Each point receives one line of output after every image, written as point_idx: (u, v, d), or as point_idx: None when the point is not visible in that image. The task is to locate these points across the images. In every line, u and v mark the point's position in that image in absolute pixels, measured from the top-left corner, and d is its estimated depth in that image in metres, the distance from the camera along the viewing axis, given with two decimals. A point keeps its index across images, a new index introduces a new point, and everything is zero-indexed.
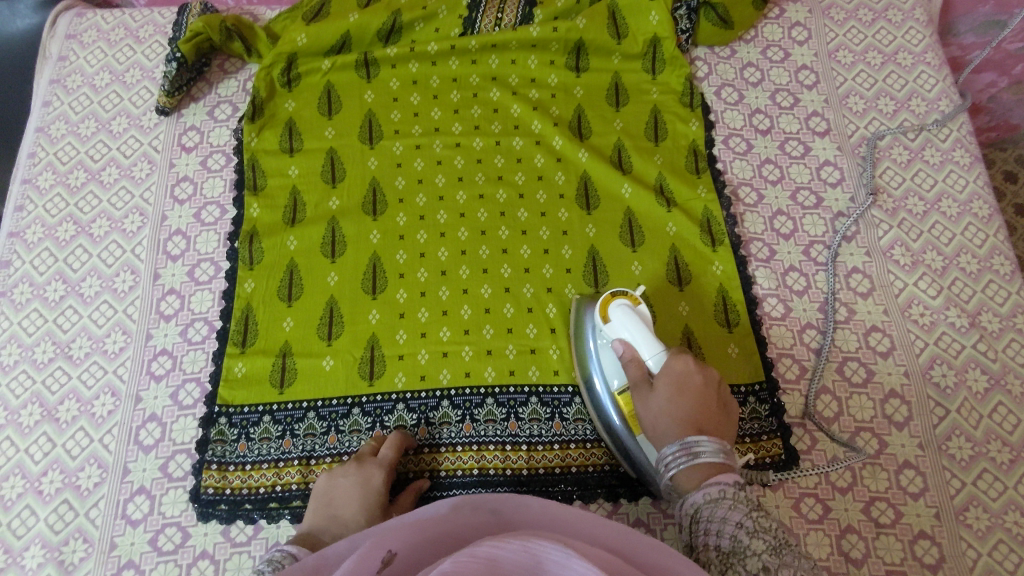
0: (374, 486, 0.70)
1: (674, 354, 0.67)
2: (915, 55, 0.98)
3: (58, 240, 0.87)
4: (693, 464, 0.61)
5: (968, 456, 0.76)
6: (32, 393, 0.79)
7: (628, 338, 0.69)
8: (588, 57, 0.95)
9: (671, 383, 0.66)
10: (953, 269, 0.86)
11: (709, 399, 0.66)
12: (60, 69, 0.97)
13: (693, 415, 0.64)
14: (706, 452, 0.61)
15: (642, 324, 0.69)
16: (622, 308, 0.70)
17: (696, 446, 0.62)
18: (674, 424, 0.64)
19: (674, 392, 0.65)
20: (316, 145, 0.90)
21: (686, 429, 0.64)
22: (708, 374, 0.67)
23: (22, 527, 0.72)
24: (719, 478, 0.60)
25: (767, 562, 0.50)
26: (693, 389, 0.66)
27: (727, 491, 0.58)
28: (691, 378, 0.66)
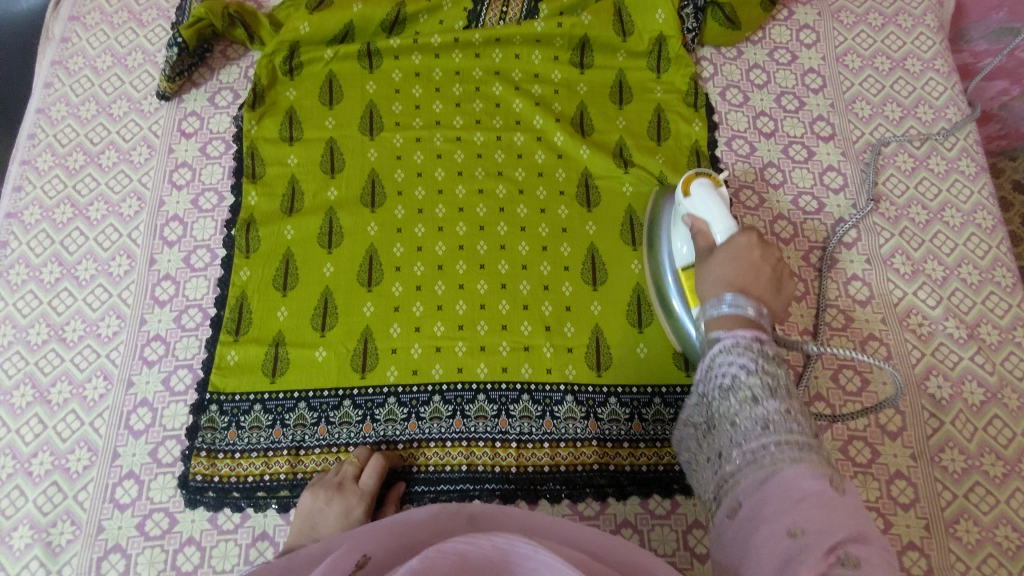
0: (357, 515, 0.70)
1: (741, 231, 0.70)
2: (924, 61, 0.97)
3: (55, 222, 0.87)
4: (735, 315, 0.64)
5: (961, 468, 0.76)
6: (25, 374, 0.79)
7: (703, 214, 0.73)
8: (592, 53, 0.94)
9: (730, 251, 0.69)
10: (954, 279, 0.85)
11: (761, 270, 0.68)
12: (62, 50, 0.96)
13: (741, 278, 0.66)
14: (744, 311, 0.64)
15: (716, 204, 0.73)
16: (703, 186, 0.74)
17: (743, 304, 0.64)
18: (725, 284, 0.67)
19: (730, 259, 0.68)
20: (317, 134, 0.90)
21: (732, 288, 0.66)
22: (771, 256, 0.69)
23: (11, 507, 0.73)
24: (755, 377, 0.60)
25: (758, 395, 0.59)
26: (753, 261, 0.68)
27: (744, 342, 0.62)
28: (751, 251, 0.68)
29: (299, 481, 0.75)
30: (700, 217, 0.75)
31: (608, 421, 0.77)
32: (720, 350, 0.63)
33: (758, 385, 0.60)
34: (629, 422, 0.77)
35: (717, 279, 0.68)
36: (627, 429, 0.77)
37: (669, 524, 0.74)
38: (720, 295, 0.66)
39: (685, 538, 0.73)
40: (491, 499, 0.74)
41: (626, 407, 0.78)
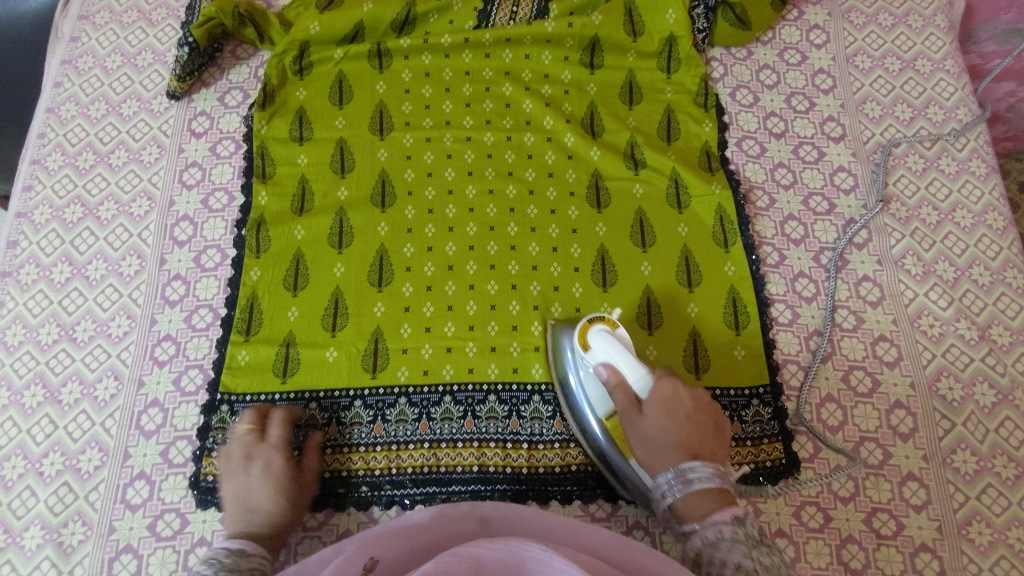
0: (280, 465, 0.68)
1: (658, 378, 0.68)
2: (934, 62, 0.97)
3: (65, 222, 0.86)
4: (688, 494, 0.61)
5: (973, 470, 0.76)
6: (36, 374, 0.79)
7: (609, 360, 0.69)
8: (602, 53, 0.94)
9: (659, 407, 0.66)
10: (965, 280, 0.85)
11: (698, 419, 0.66)
12: (71, 49, 0.96)
13: (688, 438, 0.64)
14: (706, 476, 0.61)
15: (624, 351, 0.69)
16: (602, 335, 0.70)
17: (691, 471, 0.62)
18: (674, 449, 0.64)
19: (664, 416, 0.65)
20: (326, 134, 0.90)
21: (684, 454, 0.63)
22: (697, 395, 0.68)
23: (22, 507, 0.73)
24: (720, 513, 0.59)
25: (725, 533, 0.57)
26: (683, 411, 0.66)
27: (701, 474, 0.61)
28: (681, 402, 0.66)
29: None
30: (610, 366, 0.70)
31: None
32: (697, 522, 0.60)
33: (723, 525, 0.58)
34: None
35: (668, 446, 0.64)
36: None
37: None
38: (671, 467, 0.63)
39: None
40: (502, 500, 0.74)
41: None
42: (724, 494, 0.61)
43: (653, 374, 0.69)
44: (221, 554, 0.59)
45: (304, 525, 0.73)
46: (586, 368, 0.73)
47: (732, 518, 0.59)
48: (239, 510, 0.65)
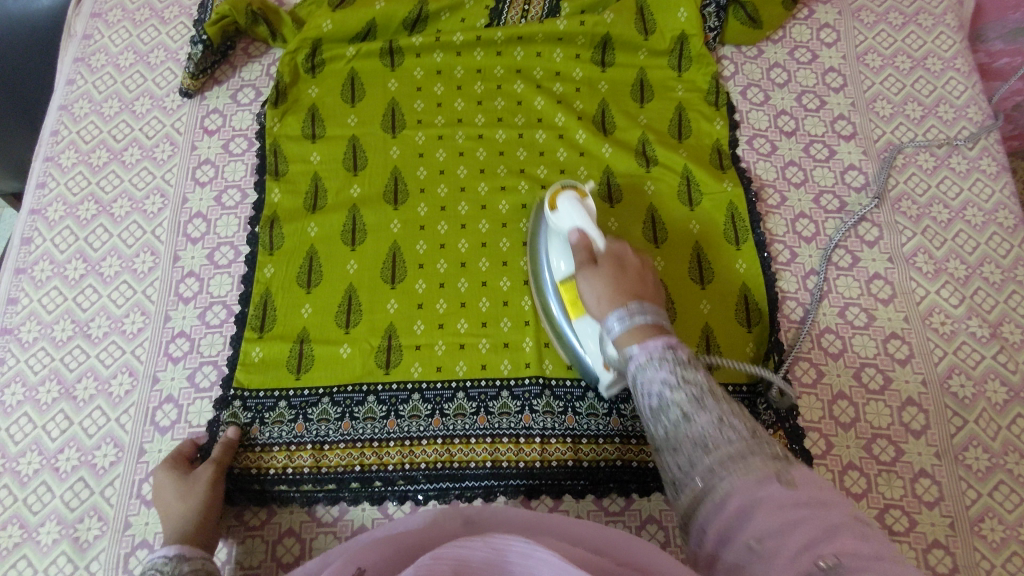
0: (161, 475, 0.71)
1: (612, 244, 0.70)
2: (945, 60, 0.97)
3: (79, 219, 0.87)
4: (631, 327, 0.60)
5: (985, 467, 0.76)
6: (50, 369, 0.79)
7: (576, 226, 0.71)
8: (614, 52, 0.94)
9: (609, 264, 0.67)
10: (976, 278, 0.85)
11: (647, 280, 0.68)
12: (84, 47, 0.97)
13: (625, 288, 0.65)
14: (642, 313, 0.61)
15: (587, 214, 0.71)
16: (570, 200, 0.72)
17: (636, 312, 0.61)
18: (614, 296, 0.64)
19: (609, 270, 0.66)
20: (339, 132, 0.90)
21: (627, 297, 0.63)
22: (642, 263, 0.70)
23: (38, 503, 0.73)
24: (655, 340, 0.58)
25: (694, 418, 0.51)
26: (632, 270, 0.67)
27: (655, 353, 0.56)
28: (627, 270, 0.67)
29: (323, 475, 0.74)
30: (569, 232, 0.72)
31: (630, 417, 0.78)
32: (634, 345, 0.58)
33: (683, 399, 0.52)
34: None
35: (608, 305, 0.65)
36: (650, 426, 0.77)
37: None
38: (611, 314, 0.62)
39: None
40: (516, 495, 0.74)
41: None
42: (660, 329, 0.60)
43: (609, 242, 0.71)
44: (158, 564, 0.62)
45: (318, 521, 0.74)
46: (557, 235, 0.75)
47: (663, 344, 0.57)
48: (165, 531, 0.67)
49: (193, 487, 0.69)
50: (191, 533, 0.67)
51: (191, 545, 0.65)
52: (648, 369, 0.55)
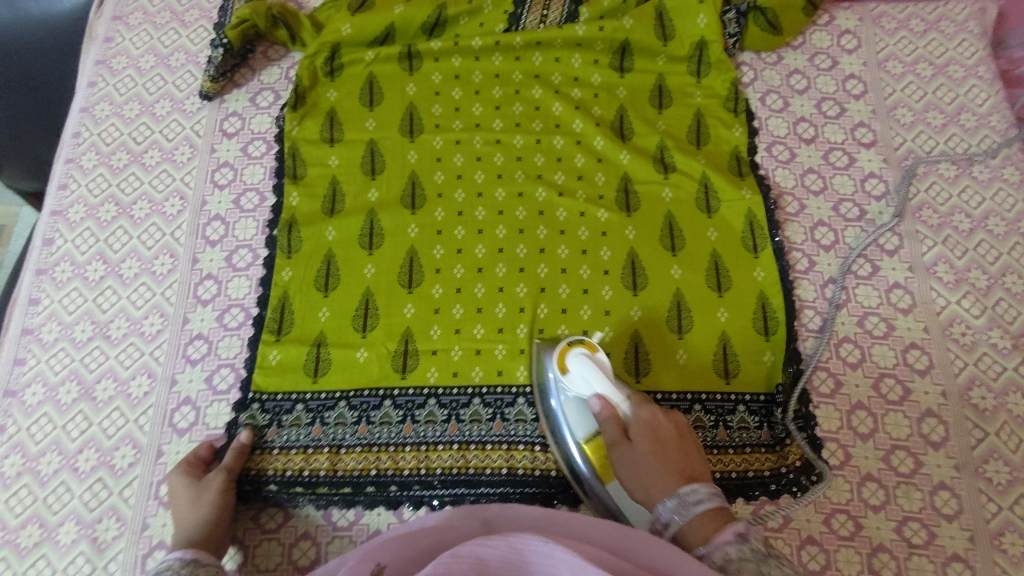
0: (174, 483, 0.71)
1: (636, 407, 0.71)
2: (967, 68, 0.96)
3: (99, 221, 0.87)
4: (703, 509, 0.61)
5: (1005, 480, 0.75)
6: (71, 370, 0.80)
7: (598, 392, 0.71)
8: (632, 57, 0.94)
9: (646, 441, 0.68)
10: (998, 289, 0.84)
11: (682, 445, 0.69)
12: (105, 50, 0.97)
13: (672, 468, 0.66)
14: (700, 497, 0.62)
15: (604, 377, 0.72)
16: (585, 361, 0.73)
17: (692, 494, 0.63)
18: (666, 476, 0.66)
19: (652, 445, 0.68)
20: (357, 136, 0.90)
21: (678, 479, 0.65)
22: (671, 422, 0.71)
23: (58, 503, 0.73)
24: (722, 534, 0.58)
25: None
26: (668, 440, 0.69)
27: None
28: (663, 435, 0.69)
29: (340, 479, 0.75)
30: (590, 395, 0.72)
31: None
32: (702, 544, 0.58)
33: None
34: None
35: (662, 477, 0.66)
36: None
37: None
38: (668, 498, 0.64)
39: None
40: (530, 503, 0.75)
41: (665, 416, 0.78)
42: (722, 514, 0.61)
43: (629, 399, 0.72)
44: (173, 564, 0.62)
45: (334, 525, 0.74)
46: (569, 398, 0.74)
47: (733, 534, 0.57)
48: (176, 538, 0.67)
49: (203, 495, 0.70)
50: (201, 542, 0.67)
51: (204, 551, 0.65)
52: (728, 569, 0.55)
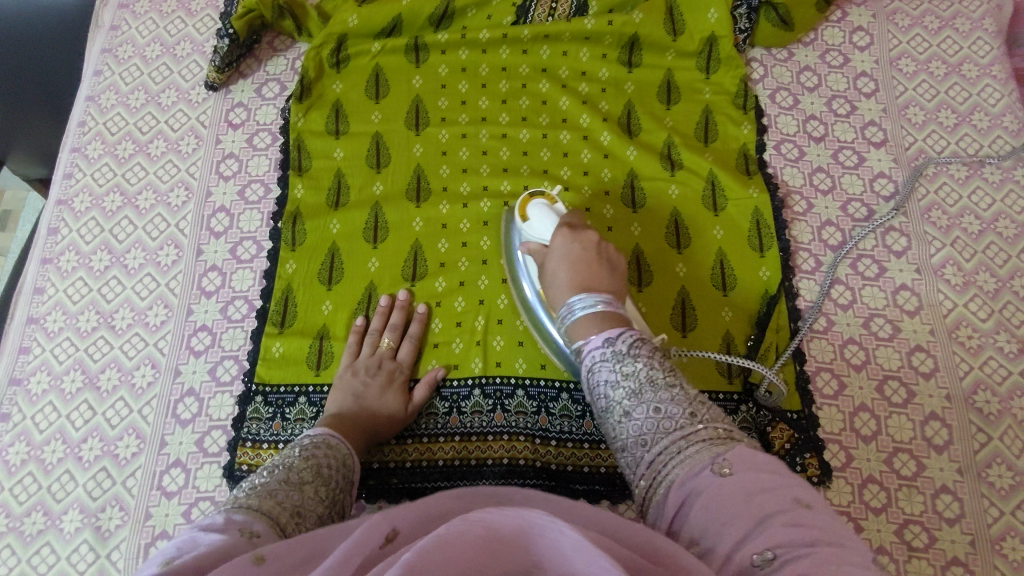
0: (388, 354, 0.78)
1: (555, 231, 0.71)
2: (981, 67, 0.95)
3: (104, 211, 0.87)
4: (583, 319, 0.61)
5: (1008, 485, 0.75)
6: (75, 360, 0.80)
7: (536, 233, 0.74)
8: (641, 52, 0.93)
9: (561, 259, 0.68)
10: (1006, 292, 0.83)
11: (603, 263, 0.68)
12: (112, 38, 0.97)
13: (582, 278, 0.66)
14: (597, 306, 0.62)
15: (554, 216, 0.74)
16: (537, 207, 0.75)
17: (590, 305, 0.62)
18: (568, 287, 0.65)
19: (565, 265, 0.67)
20: (363, 128, 0.90)
21: (578, 287, 0.65)
22: (586, 240, 0.70)
23: (62, 491, 0.74)
24: (597, 339, 0.59)
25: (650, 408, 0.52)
26: (588, 260, 0.67)
27: (609, 354, 0.57)
28: (574, 249, 0.69)
29: None
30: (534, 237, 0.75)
31: None
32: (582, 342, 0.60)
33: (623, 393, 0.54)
34: None
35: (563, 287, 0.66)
36: None
37: None
38: (571, 298, 0.64)
39: None
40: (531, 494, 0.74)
41: None
42: (614, 317, 0.61)
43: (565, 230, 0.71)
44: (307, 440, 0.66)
45: None
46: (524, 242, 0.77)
47: (603, 338, 0.58)
48: (368, 403, 0.73)
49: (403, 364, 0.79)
50: (353, 442, 0.69)
51: (374, 414, 0.73)
52: (596, 370, 0.57)
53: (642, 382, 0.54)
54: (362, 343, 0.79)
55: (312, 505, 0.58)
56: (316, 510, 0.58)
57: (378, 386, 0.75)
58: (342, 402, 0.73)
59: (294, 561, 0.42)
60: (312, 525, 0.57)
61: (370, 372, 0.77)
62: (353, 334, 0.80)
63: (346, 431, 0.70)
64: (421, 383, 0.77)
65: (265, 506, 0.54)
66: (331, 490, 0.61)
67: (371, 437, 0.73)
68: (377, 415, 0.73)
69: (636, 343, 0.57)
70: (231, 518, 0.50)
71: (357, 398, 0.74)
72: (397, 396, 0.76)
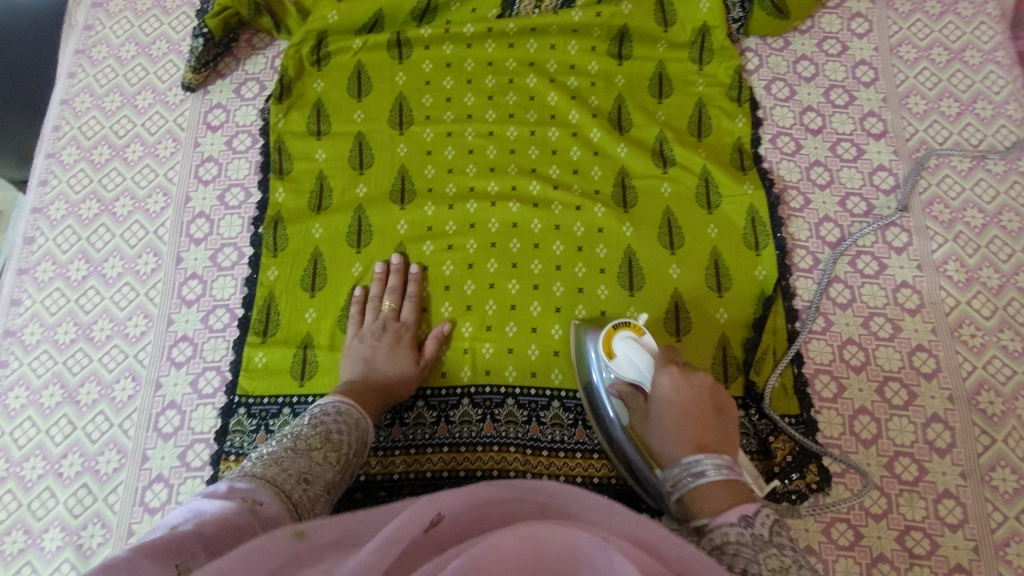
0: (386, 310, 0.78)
1: (659, 369, 0.66)
2: (984, 53, 0.92)
3: (81, 219, 0.85)
4: (698, 484, 0.59)
5: (1013, 489, 0.73)
6: (53, 373, 0.78)
7: (633, 376, 0.69)
8: (631, 44, 0.90)
9: (669, 411, 0.64)
10: (1011, 288, 0.81)
11: (712, 415, 0.64)
12: (85, 38, 0.94)
13: (691, 434, 0.63)
14: (704, 463, 0.59)
15: (650, 358, 0.68)
16: (625, 341, 0.69)
17: (700, 467, 0.59)
18: (675, 436, 0.63)
19: (676, 421, 0.64)
20: (345, 128, 0.87)
21: (689, 445, 0.62)
22: (697, 383, 0.66)
23: (42, 509, 0.73)
24: (722, 511, 0.55)
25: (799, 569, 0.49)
26: (693, 409, 0.64)
27: (730, 527, 0.53)
28: (679, 392, 0.65)
29: None
30: (626, 378, 0.69)
31: None
32: (703, 516, 0.56)
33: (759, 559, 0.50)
34: None
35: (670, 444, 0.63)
36: None
37: None
38: (681, 460, 0.61)
39: None
40: None
41: None
42: (736, 484, 0.58)
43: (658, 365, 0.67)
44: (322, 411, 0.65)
45: None
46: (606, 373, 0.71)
47: (738, 517, 0.54)
48: (374, 376, 0.73)
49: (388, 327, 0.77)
50: (367, 410, 0.68)
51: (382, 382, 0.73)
52: (717, 536, 0.53)
53: (772, 541, 0.52)
54: (366, 311, 0.78)
55: (319, 470, 0.58)
56: (325, 476, 0.58)
57: (387, 346, 0.75)
58: (353, 370, 0.73)
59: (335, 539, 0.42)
60: (320, 492, 0.56)
61: (375, 336, 0.76)
62: (355, 305, 0.79)
63: (359, 397, 0.69)
64: (429, 339, 0.77)
65: (270, 474, 0.54)
66: (341, 455, 0.61)
67: (388, 402, 0.73)
68: (391, 377, 0.73)
69: (771, 526, 0.53)
70: (235, 486, 0.51)
71: (366, 362, 0.74)
72: (407, 356, 0.75)
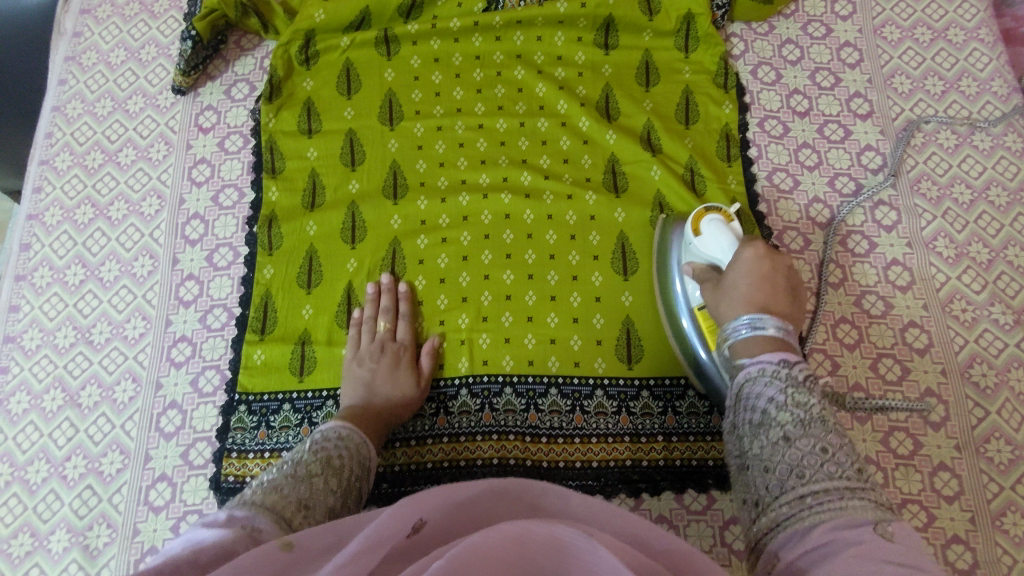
0: (383, 332, 0.77)
1: (743, 245, 0.70)
2: (968, 31, 0.93)
3: (76, 223, 0.86)
4: (753, 336, 0.65)
5: (1007, 459, 0.74)
6: (54, 378, 0.79)
7: (713, 254, 0.73)
8: (617, 33, 0.91)
9: (746, 274, 0.68)
10: (1000, 262, 0.81)
11: (784, 290, 0.69)
12: (75, 45, 0.95)
13: (759, 298, 0.67)
14: (765, 322, 0.65)
15: (733, 238, 0.72)
16: (714, 223, 0.73)
17: (762, 323, 0.65)
18: (745, 303, 0.67)
19: (751, 282, 0.68)
20: (336, 125, 0.88)
21: (756, 305, 0.67)
22: (777, 261, 0.70)
23: (47, 511, 0.73)
24: (767, 354, 0.64)
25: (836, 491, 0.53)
26: (767, 274, 0.69)
27: (769, 368, 0.62)
28: (759, 264, 0.69)
29: None
30: (708, 256, 0.73)
31: (641, 415, 0.76)
32: (746, 357, 0.65)
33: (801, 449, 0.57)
34: (663, 416, 0.76)
35: (737, 300, 0.68)
36: (661, 422, 0.76)
37: (705, 519, 0.72)
38: (743, 314, 0.66)
39: (722, 533, 0.72)
40: None
41: (659, 400, 0.77)
42: (788, 345, 0.65)
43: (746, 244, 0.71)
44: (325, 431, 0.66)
45: None
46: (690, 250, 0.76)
47: (777, 359, 0.63)
48: (375, 400, 0.72)
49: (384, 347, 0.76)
50: (369, 433, 0.68)
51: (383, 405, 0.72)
52: (756, 383, 0.62)
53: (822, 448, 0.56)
54: (361, 334, 0.78)
55: (320, 496, 0.58)
56: (326, 502, 0.58)
57: (387, 369, 0.74)
58: (354, 395, 0.73)
59: (321, 545, 0.44)
60: (321, 516, 0.57)
61: (373, 359, 0.75)
62: (352, 327, 0.78)
63: (362, 423, 0.69)
64: (422, 354, 0.77)
65: (269, 502, 0.54)
66: (343, 480, 0.61)
67: (391, 424, 0.73)
68: (393, 400, 0.73)
69: (808, 375, 0.62)
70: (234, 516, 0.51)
71: (367, 387, 0.73)
72: (408, 376, 0.75)
